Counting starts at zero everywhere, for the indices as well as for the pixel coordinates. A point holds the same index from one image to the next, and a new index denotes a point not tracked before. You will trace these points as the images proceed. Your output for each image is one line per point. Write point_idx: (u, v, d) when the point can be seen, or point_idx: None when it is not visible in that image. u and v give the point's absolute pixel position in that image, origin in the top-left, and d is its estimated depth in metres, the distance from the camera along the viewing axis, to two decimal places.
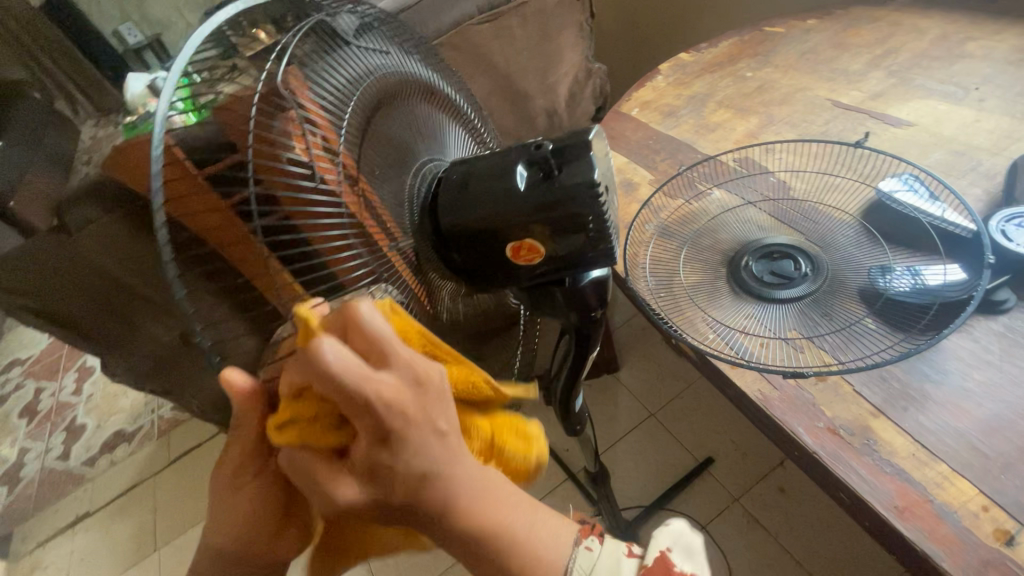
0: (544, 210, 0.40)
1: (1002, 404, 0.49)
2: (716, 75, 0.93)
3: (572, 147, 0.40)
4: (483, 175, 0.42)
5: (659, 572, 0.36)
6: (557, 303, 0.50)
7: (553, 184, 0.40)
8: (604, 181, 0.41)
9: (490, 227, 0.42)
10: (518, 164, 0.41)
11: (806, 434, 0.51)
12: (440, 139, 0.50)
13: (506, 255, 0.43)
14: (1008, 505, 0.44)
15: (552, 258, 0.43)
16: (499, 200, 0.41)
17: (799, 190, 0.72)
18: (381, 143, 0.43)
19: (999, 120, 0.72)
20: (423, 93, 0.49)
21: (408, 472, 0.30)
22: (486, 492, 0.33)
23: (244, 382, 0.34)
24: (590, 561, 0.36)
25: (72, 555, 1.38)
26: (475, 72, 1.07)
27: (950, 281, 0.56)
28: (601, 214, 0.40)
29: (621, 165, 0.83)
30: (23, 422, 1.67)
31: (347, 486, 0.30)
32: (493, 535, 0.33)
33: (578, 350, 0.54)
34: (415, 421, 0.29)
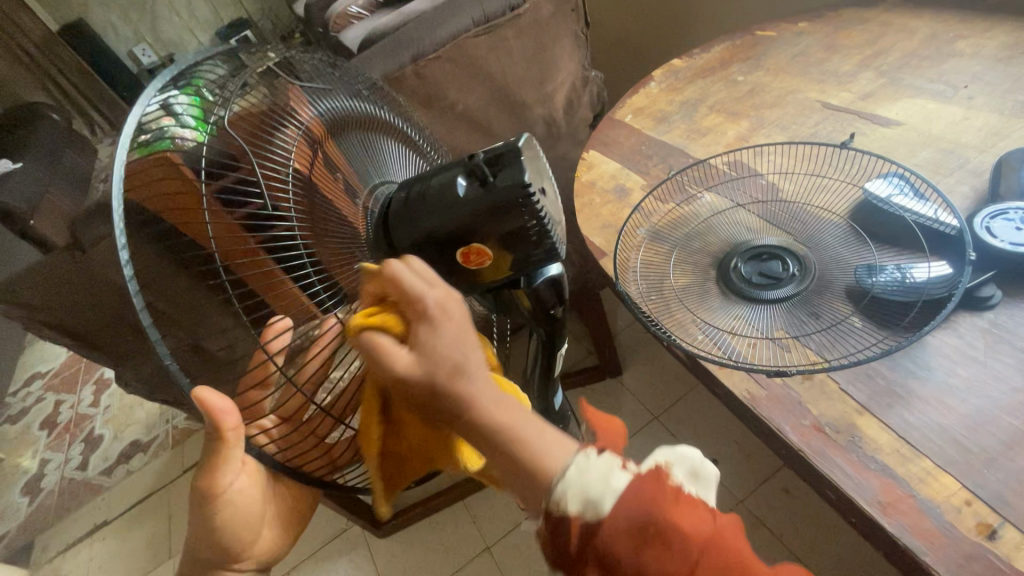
0: (487, 217, 0.41)
1: (986, 399, 0.49)
2: (708, 80, 0.94)
3: (506, 153, 0.42)
4: (428, 186, 0.44)
5: (655, 486, 0.35)
6: (518, 304, 0.52)
7: (490, 191, 0.41)
8: (538, 184, 0.42)
9: (438, 237, 0.43)
10: (456, 176, 0.43)
11: (791, 432, 0.52)
12: (387, 165, 0.52)
13: (457, 262, 0.44)
14: (991, 499, 0.44)
15: (502, 259, 0.44)
16: (444, 211, 0.42)
17: (788, 192, 0.73)
18: (332, 171, 0.45)
19: (987, 117, 0.72)
20: (366, 124, 0.51)
21: (447, 352, 0.35)
22: (504, 406, 0.37)
23: (221, 402, 0.36)
24: (586, 463, 0.35)
25: (90, 562, 1.41)
26: (473, 83, 1.09)
27: (935, 276, 0.57)
28: (537, 215, 0.42)
29: (614, 171, 0.84)
30: (44, 433, 1.72)
31: (398, 353, 0.35)
32: (516, 435, 0.36)
33: (543, 349, 0.58)
34: (453, 320, 0.36)
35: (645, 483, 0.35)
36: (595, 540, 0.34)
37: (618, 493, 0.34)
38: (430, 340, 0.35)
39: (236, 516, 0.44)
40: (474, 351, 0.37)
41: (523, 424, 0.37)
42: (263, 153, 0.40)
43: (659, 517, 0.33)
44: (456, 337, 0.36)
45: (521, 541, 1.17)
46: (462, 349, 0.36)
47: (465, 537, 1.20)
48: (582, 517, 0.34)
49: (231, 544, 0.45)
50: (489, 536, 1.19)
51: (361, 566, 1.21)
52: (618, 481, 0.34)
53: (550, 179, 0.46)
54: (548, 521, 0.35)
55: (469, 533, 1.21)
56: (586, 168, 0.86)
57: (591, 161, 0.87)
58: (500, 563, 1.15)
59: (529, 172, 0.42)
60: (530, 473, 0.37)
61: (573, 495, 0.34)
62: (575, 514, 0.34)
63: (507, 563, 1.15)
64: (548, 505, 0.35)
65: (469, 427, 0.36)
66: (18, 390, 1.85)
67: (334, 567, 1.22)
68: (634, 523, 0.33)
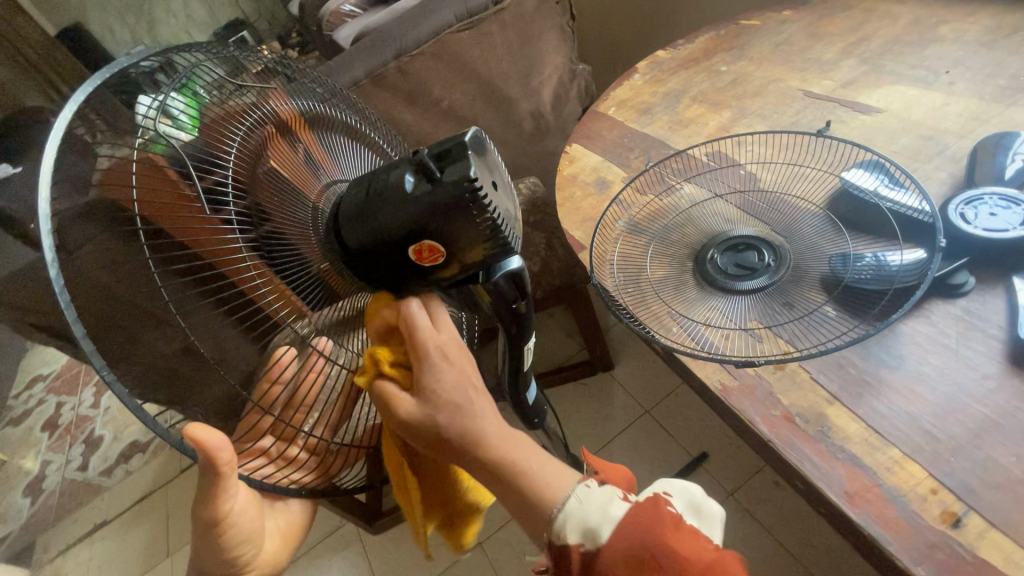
0: (434, 214, 0.39)
1: (956, 387, 0.49)
2: (691, 71, 0.93)
3: (452, 147, 0.39)
4: (380, 184, 0.42)
5: (653, 515, 0.40)
6: (482, 301, 0.50)
7: (436, 189, 0.38)
8: (487, 180, 0.39)
9: (390, 236, 0.41)
10: (404, 175, 0.40)
11: (761, 423, 0.51)
12: (353, 159, 0.52)
13: (410, 260, 0.42)
14: (957, 488, 0.44)
15: (455, 258, 0.42)
16: (395, 210, 0.40)
17: (768, 181, 0.73)
18: (289, 157, 0.45)
19: (967, 102, 0.72)
20: (322, 124, 0.49)
21: (447, 395, 0.41)
22: (506, 434, 0.43)
23: (216, 439, 0.35)
24: (586, 494, 0.41)
25: (91, 562, 1.42)
26: (458, 79, 1.09)
27: (907, 261, 0.56)
28: (486, 211, 0.39)
29: (595, 164, 0.84)
30: (46, 435, 1.73)
31: (407, 400, 0.41)
32: (512, 461, 0.42)
33: (512, 345, 0.57)
34: (455, 364, 0.42)
35: (640, 515, 0.39)
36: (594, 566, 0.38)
37: (616, 521, 0.39)
38: (435, 379, 0.41)
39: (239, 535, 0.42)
40: (473, 389, 0.43)
41: (515, 446, 0.43)
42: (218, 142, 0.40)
43: (653, 545, 0.38)
44: (457, 378, 0.42)
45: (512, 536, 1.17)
46: (457, 386, 0.42)
47: None
48: (580, 546, 0.39)
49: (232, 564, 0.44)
50: (481, 532, 1.19)
51: (354, 562, 1.21)
52: (614, 509, 0.40)
53: (501, 172, 0.44)
54: (551, 551, 0.41)
55: None
56: (568, 162, 0.85)
57: (573, 155, 0.86)
58: (492, 557, 1.15)
59: (476, 166, 0.39)
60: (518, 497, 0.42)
61: (572, 523, 0.40)
62: (576, 542, 0.39)
63: (500, 560, 1.15)
64: (551, 535, 0.40)
65: (459, 449, 0.42)
66: (21, 394, 1.85)
67: (328, 564, 1.22)
68: (630, 543, 0.38)
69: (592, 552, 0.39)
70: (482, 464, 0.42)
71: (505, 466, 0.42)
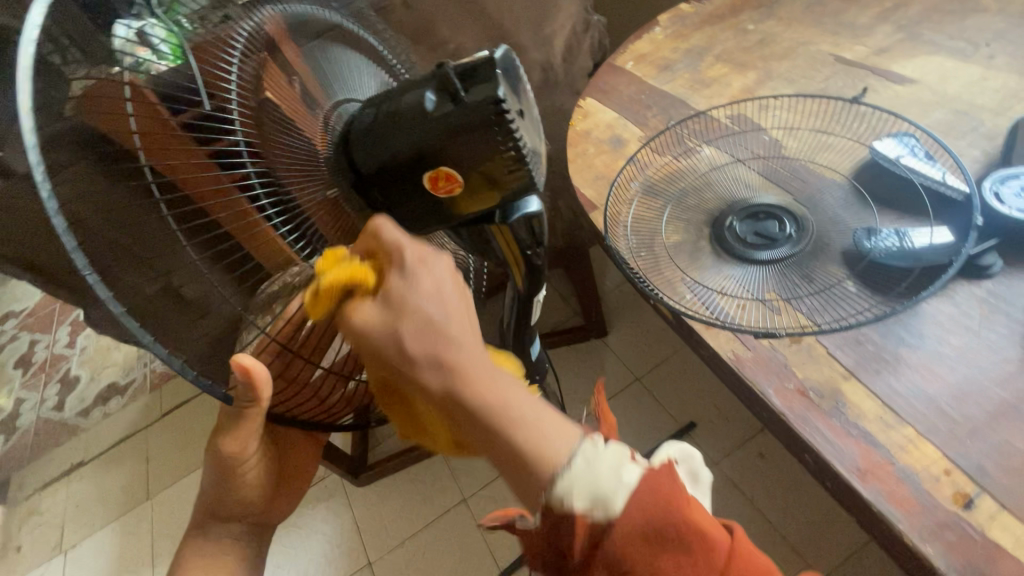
0: (457, 137, 0.36)
1: (975, 369, 0.48)
2: (716, 27, 0.87)
3: (480, 66, 0.36)
4: (394, 103, 0.38)
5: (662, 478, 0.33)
6: (492, 243, 0.47)
7: (459, 108, 0.36)
8: (516, 105, 0.37)
9: (405, 159, 0.38)
10: (425, 92, 0.37)
11: (774, 395, 0.50)
12: (360, 76, 0.46)
13: (424, 188, 0.39)
14: (970, 469, 0.44)
15: (473, 189, 0.40)
16: (413, 130, 0.37)
17: (792, 149, 0.69)
18: (287, 85, 0.40)
19: (1006, 78, 0.69)
20: (331, 37, 0.45)
21: (414, 305, 0.35)
22: (482, 368, 0.35)
23: (262, 372, 0.37)
24: (593, 453, 0.33)
25: (68, 501, 1.41)
26: (467, 19, 1.01)
27: (938, 243, 0.54)
28: (512, 138, 0.36)
29: (611, 120, 0.79)
30: (18, 372, 1.67)
31: (366, 308, 0.36)
32: (493, 410, 0.34)
33: (520, 295, 0.55)
34: (429, 274, 0.36)
35: (652, 476, 0.33)
36: (603, 543, 0.32)
37: (630, 489, 0.32)
38: (407, 286, 0.35)
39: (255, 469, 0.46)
40: (450, 305, 0.36)
41: (500, 390, 0.35)
42: (213, 76, 0.37)
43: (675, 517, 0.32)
44: (431, 284, 0.36)
45: (497, 492, 1.18)
46: (433, 303, 0.35)
47: (443, 489, 1.20)
48: (588, 516, 0.32)
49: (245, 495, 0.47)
50: (466, 488, 1.19)
51: (338, 512, 1.21)
52: (630, 475, 0.32)
53: (530, 105, 0.41)
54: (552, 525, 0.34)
55: (448, 485, 1.21)
56: (582, 116, 0.80)
57: (587, 109, 0.81)
58: (476, 513, 1.16)
59: (505, 88, 0.36)
60: (506, 453, 0.34)
61: (580, 487, 0.32)
62: (583, 512, 0.32)
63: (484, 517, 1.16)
64: (551, 502, 0.33)
65: (426, 377, 0.34)
66: None
67: (311, 513, 1.21)
68: (641, 511, 0.32)
69: (604, 527, 0.32)
70: (460, 408, 0.34)
71: (486, 410, 0.34)
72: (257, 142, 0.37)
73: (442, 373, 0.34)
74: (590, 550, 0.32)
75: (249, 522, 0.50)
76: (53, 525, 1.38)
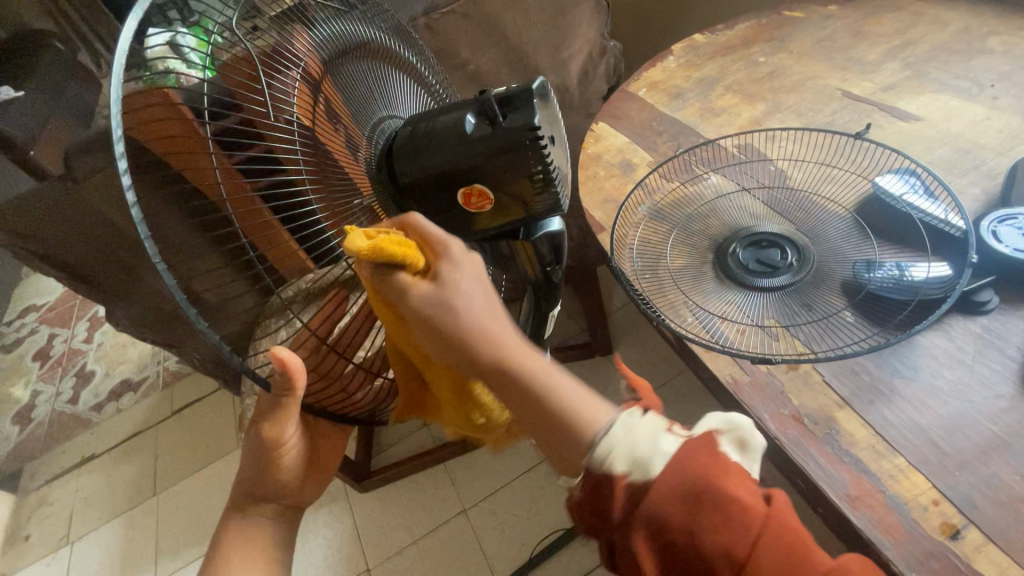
0: (492, 158, 0.39)
1: (968, 403, 0.49)
2: (728, 58, 0.90)
3: (518, 95, 0.39)
4: (435, 123, 0.41)
5: (703, 450, 0.32)
6: (512, 257, 0.49)
7: (497, 131, 0.38)
8: (549, 132, 0.40)
9: (443, 176, 0.41)
10: (466, 114, 0.40)
11: (769, 419, 0.52)
12: (395, 98, 0.49)
13: (458, 203, 0.42)
14: (958, 501, 0.45)
15: (503, 207, 0.42)
16: (453, 149, 0.40)
17: (797, 179, 0.71)
18: (333, 100, 0.42)
19: (1009, 119, 0.70)
20: (377, 56, 0.48)
21: (457, 287, 0.37)
22: (522, 350, 0.36)
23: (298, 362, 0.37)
24: (631, 423, 0.33)
25: (77, 493, 1.43)
26: (486, 42, 1.04)
27: (933, 277, 0.56)
28: (544, 162, 0.39)
29: (622, 145, 0.81)
30: (36, 364, 1.72)
31: (414, 286, 0.36)
32: (529, 383, 0.35)
33: (531, 311, 0.57)
34: (473, 263, 0.38)
35: (691, 452, 0.32)
36: (640, 510, 0.31)
37: (668, 456, 0.31)
38: (450, 270, 0.37)
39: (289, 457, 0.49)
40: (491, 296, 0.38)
41: (532, 362, 0.36)
42: (275, 81, 0.38)
43: (712, 487, 0.30)
44: (471, 276, 0.37)
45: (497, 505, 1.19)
46: (481, 299, 0.37)
47: (443, 498, 1.22)
48: (627, 478, 0.31)
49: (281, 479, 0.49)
50: (466, 499, 1.20)
51: (339, 517, 1.23)
52: (667, 442, 0.31)
53: (560, 131, 0.43)
54: (589, 481, 0.32)
55: (448, 495, 1.22)
56: (594, 140, 0.83)
57: (599, 133, 0.84)
58: (475, 526, 1.17)
59: (540, 116, 0.39)
60: (545, 423, 0.34)
61: (619, 454, 0.32)
62: (621, 473, 0.31)
63: (483, 532, 1.16)
64: (593, 463, 0.32)
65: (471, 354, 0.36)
66: (13, 322, 1.83)
67: (313, 517, 1.23)
68: (685, 482, 0.31)
69: (642, 490, 0.31)
70: (502, 382, 0.36)
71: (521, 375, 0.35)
72: (312, 161, 0.39)
73: (489, 354, 0.36)
74: (628, 513, 0.31)
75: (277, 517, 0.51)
76: (60, 517, 1.40)
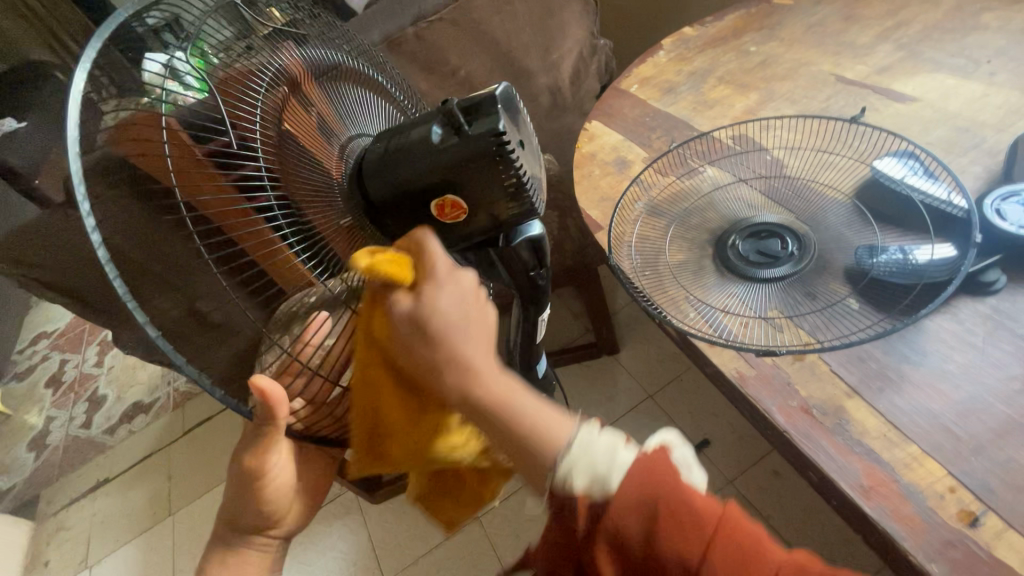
0: (461, 168, 0.38)
1: (980, 386, 0.48)
2: (719, 49, 0.89)
3: (482, 101, 0.38)
4: (403, 137, 0.41)
5: (659, 463, 0.36)
6: (498, 264, 0.49)
7: (462, 140, 0.38)
8: (516, 137, 0.39)
9: (413, 188, 0.40)
10: (432, 126, 0.39)
11: (777, 412, 0.51)
12: (365, 117, 0.49)
13: (432, 215, 0.42)
14: (976, 487, 0.44)
15: (477, 215, 0.41)
16: (420, 161, 0.39)
17: (794, 168, 0.70)
18: (305, 119, 0.42)
19: (1008, 95, 0.69)
20: (345, 75, 0.48)
21: (434, 309, 0.36)
22: (501, 380, 0.39)
23: (275, 390, 0.39)
24: (591, 440, 0.37)
25: (94, 517, 1.44)
26: (476, 47, 1.04)
27: (938, 259, 0.55)
28: (513, 167, 0.38)
29: (616, 143, 0.81)
30: (49, 391, 1.73)
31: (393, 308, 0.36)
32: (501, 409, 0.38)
33: (523, 317, 0.57)
34: (454, 289, 0.37)
35: (650, 463, 0.36)
36: (603, 519, 0.35)
37: (624, 471, 0.36)
38: (428, 294, 0.36)
39: (276, 488, 0.48)
40: (472, 320, 0.38)
41: (504, 387, 0.38)
42: (232, 101, 0.38)
43: (666, 496, 0.34)
44: (451, 299, 0.37)
45: (510, 511, 1.18)
46: (460, 326, 0.38)
47: None
48: (588, 496, 0.36)
49: (270, 509, 0.49)
50: None
51: (353, 529, 1.22)
52: (624, 456, 0.36)
53: (531, 133, 0.43)
54: (552, 498, 0.38)
55: None
56: (588, 139, 0.82)
57: (592, 132, 0.83)
58: (489, 533, 1.16)
59: (505, 121, 0.38)
60: (514, 446, 0.39)
61: (580, 467, 0.36)
62: (582, 489, 0.36)
63: (498, 538, 1.16)
64: (557, 484, 0.37)
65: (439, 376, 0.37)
66: (24, 349, 1.84)
67: (328, 530, 1.23)
68: (643, 493, 0.35)
69: (601, 503, 0.36)
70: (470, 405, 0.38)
71: (491, 402, 0.38)
72: (277, 173, 0.38)
73: (463, 378, 0.37)
74: (590, 522, 0.36)
75: (269, 540, 0.51)
76: (79, 541, 1.41)
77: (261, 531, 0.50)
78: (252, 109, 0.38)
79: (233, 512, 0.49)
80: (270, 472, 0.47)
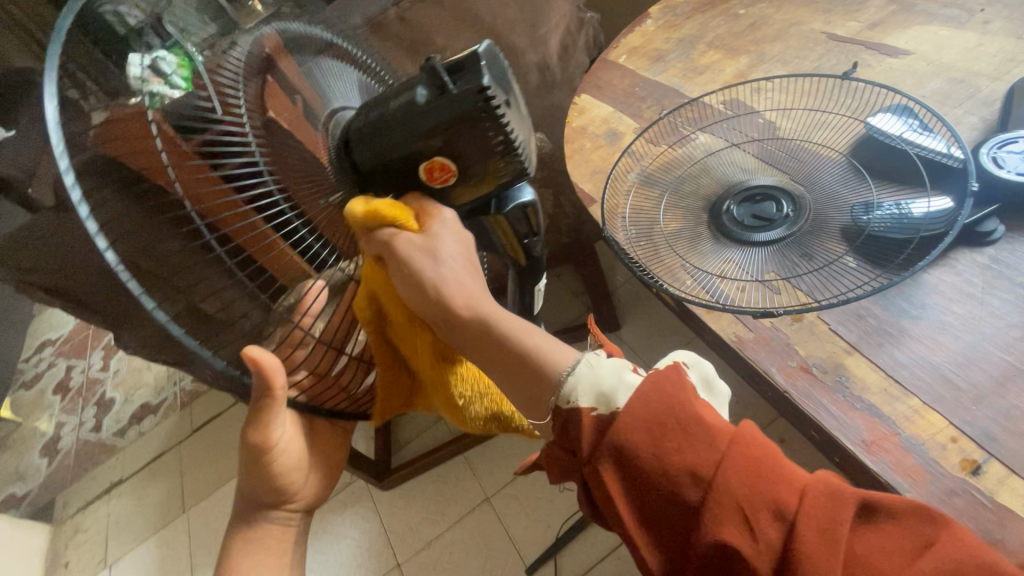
0: (451, 130, 0.36)
1: (980, 336, 0.48)
2: (707, 14, 0.88)
3: (465, 61, 0.37)
4: (385, 104, 0.38)
5: (667, 379, 0.38)
6: (491, 233, 0.48)
7: (447, 99, 0.36)
8: (504, 94, 0.37)
9: (401, 156, 0.37)
10: (415, 88, 0.37)
11: (778, 373, 0.51)
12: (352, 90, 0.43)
13: (420, 179, 0.39)
14: (977, 436, 0.44)
15: (468, 179, 0.40)
16: (406, 125, 0.36)
17: (788, 129, 0.69)
18: (290, 101, 0.39)
19: (1003, 42, 0.68)
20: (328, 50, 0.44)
21: (443, 241, 0.40)
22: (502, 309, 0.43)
23: (271, 361, 0.38)
24: (596, 362, 0.40)
25: (110, 517, 1.46)
26: (461, 27, 1.02)
27: (935, 211, 0.54)
28: (502, 127, 0.37)
29: (606, 115, 0.80)
30: (57, 398, 1.74)
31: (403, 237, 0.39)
32: (502, 329, 0.41)
33: (521, 289, 0.56)
34: (458, 232, 0.41)
35: (658, 379, 0.38)
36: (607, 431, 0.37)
37: (630, 388, 0.38)
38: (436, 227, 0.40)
39: (287, 464, 0.49)
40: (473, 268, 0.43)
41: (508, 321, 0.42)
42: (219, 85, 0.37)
43: (675, 411, 0.36)
44: (455, 239, 0.41)
45: (519, 491, 1.19)
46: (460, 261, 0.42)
47: (465, 488, 1.22)
48: (595, 411, 0.38)
49: (283, 486, 0.49)
50: (488, 488, 1.21)
51: (366, 516, 1.23)
52: (630, 377, 0.38)
53: (517, 96, 0.41)
54: (556, 416, 0.39)
55: (470, 485, 1.22)
56: (578, 113, 0.81)
57: (582, 105, 0.82)
58: (500, 512, 1.18)
59: (490, 79, 0.36)
60: (518, 368, 0.41)
61: (585, 386, 0.38)
62: (588, 407, 0.38)
63: (509, 518, 1.17)
64: (560, 399, 0.39)
65: (444, 305, 0.41)
66: (30, 357, 1.85)
67: (340, 518, 1.24)
68: (650, 406, 0.36)
69: (607, 419, 0.37)
70: (476, 328, 0.41)
71: (495, 333, 0.41)
72: (269, 156, 0.37)
73: (468, 302, 0.41)
74: (596, 439, 0.37)
75: (288, 516, 0.52)
76: (97, 541, 1.43)
77: (276, 509, 0.51)
78: (239, 95, 0.37)
79: (244, 492, 0.49)
80: (277, 449, 0.47)
